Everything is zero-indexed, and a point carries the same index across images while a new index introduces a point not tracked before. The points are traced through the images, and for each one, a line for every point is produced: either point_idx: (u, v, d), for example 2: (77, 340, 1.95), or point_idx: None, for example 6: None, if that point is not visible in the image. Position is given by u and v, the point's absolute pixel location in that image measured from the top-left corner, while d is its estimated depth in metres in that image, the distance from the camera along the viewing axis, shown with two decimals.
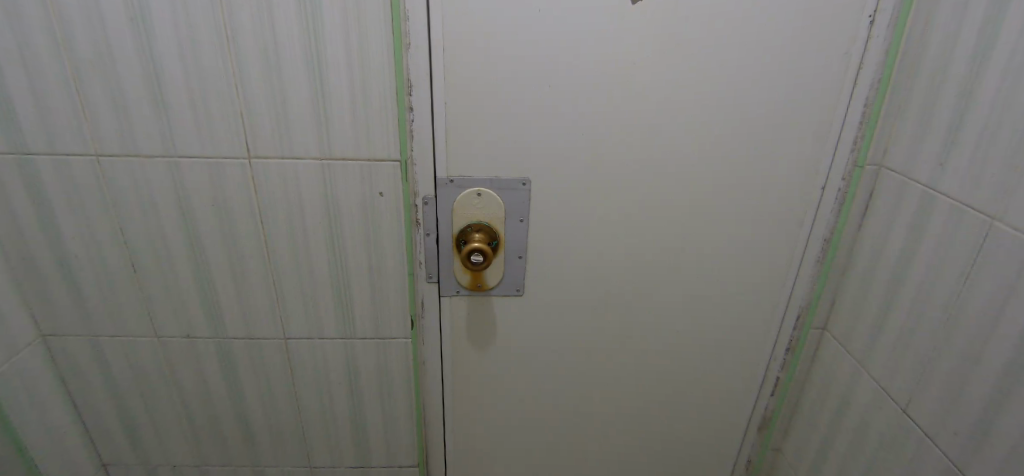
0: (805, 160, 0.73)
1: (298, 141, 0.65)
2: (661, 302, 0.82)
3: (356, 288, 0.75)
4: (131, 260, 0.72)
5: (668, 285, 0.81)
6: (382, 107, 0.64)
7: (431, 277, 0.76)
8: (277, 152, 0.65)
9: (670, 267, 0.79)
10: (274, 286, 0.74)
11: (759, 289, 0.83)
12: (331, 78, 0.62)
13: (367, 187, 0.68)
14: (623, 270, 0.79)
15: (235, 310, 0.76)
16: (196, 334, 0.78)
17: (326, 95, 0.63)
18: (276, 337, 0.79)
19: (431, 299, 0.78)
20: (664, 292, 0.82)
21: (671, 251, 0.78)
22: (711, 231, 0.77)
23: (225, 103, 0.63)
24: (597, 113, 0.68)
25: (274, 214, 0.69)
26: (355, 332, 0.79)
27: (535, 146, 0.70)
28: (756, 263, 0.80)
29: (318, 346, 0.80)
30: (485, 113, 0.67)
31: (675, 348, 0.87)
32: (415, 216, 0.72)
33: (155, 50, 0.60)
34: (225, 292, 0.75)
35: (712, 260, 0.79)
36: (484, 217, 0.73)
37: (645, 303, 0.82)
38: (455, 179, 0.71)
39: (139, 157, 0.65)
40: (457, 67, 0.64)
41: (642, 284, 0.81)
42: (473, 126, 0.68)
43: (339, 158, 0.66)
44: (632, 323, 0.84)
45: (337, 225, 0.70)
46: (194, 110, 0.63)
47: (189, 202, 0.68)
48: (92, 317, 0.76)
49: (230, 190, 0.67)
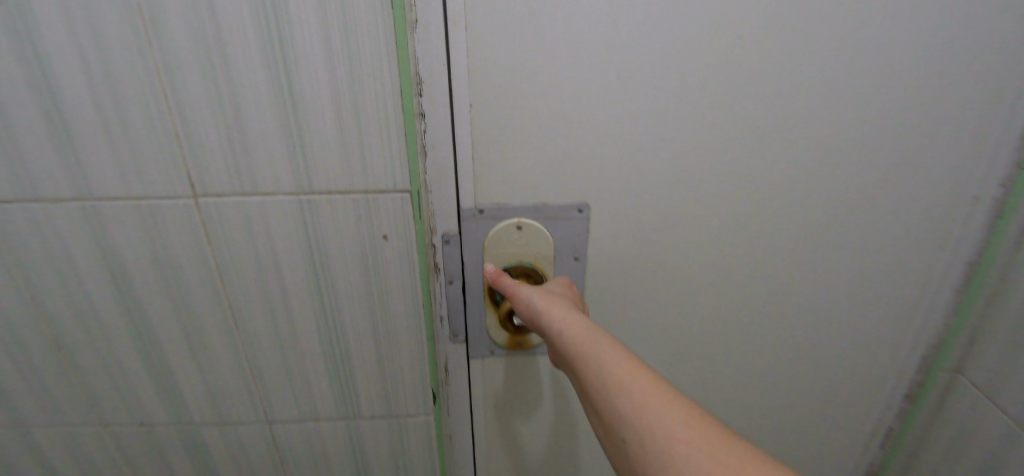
0: (961, 161, 0.54)
1: (262, 170, 0.45)
2: (764, 351, 0.62)
3: (358, 356, 0.56)
4: (54, 338, 0.54)
5: (773, 329, 0.61)
6: (381, 115, 0.44)
7: (457, 335, 0.57)
8: (233, 188, 0.46)
9: (777, 306, 0.59)
10: (248, 359, 0.55)
11: (885, 331, 0.63)
12: (303, 76, 0.43)
13: (366, 229, 0.48)
14: (711, 318, 0.59)
15: (201, 390, 0.58)
16: (152, 422, 0.60)
17: (297, 102, 0.43)
18: (257, 421, 0.60)
19: (457, 365, 0.59)
20: (768, 337, 0.61)
21: (776, 289, 0.58)
22: (829, 259, 0.57)
23: (156, 121, 0.44)
24: (683, 110, 0.49)
25: (237, 269, 0.49)
26: (359, 412, 0.59)
27: (596, 164, 0.51)
28: (882, 296, 0.61)
29: (312, 429, 0.60)
30: (527, 122, 0.48)
31: (779, 406, 0.67)
32: (432, 261, 0.52)
33: (49, 51, 0.42)
34: (184, 370, 0.56)
35: (827, 297, 0.60)
36: (527, 257, 0.54)
37: (743, 354, 0.62)
38: (486, 209, 0.52)
39: (41, 202, 0.46)
40: (487, 59, 0.46)
41: (739, 330, 0.60)
42: (511, 142, 0.49)
43: (323, 192, 0.46)
44: (724, 379, 0.64)
45: (325, 281, 0.50)
46: (112, 133, 0.44)
47: (121, 260, 0.49)
48: (15, 408, 0.58)
49: (174, 240, 0.48)
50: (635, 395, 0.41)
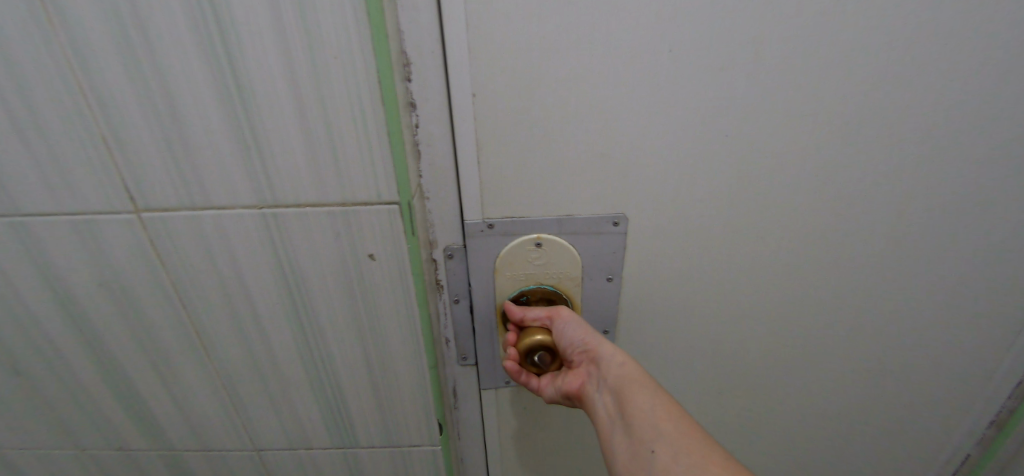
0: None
1: (215, 180, 0.36)
2: (837, 379, 0.51)
3: (350, 387, 0.47)
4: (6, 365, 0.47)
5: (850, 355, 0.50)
6: (356, 109, 0.34)
7: (466, 360, 0.48)
8: (182, 201, 0.37)
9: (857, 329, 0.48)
10: (225, 388, 0.48)
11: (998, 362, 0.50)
12: (254, 62, 0.33)
13: (348, 248, 0.38)
14: (769, 346, 0.49)
15: (178, 418, 0.51)
16: (131, 448, 0.54)
17: (248, 94, 0.34)
18: (243, 450, 0.53)
19: (466, 391, 0.50)
20: (845, 365, 0.50)
21: (857, 312, 0.47)
22: (930, 275, 0.46)
23: (75, 119, 0.35)
24: (748, 89, 0.38)
25: (201, 291, 0.41)
26: (357, 443, 0.51)
27: (633, 169, 0.40)
28: (997, 321, 0.48)
29: (305, 458, 0.53)
30: (547, 119, 0.38)
31: (853, 440, 0.56)
32: (433, 277, 0.43)
33: None
34: (157, 399, 0.49)
35: (924, 318, 0.48)
36: (549, 279, 0.45)
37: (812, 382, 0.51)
38: (496, 223, 0.42)
39: None
40: (493, 26, 0.35)
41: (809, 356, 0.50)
42: (527, 148, 0.39)
43: (292, 206, 0.37)
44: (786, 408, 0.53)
45: (305, 306, 0.42)
46: (26, 137, 0.35)
47: (66, 283, 0.41)
48: None
49: (121, 261, 0.40)
50: (676, 437, 0.36)
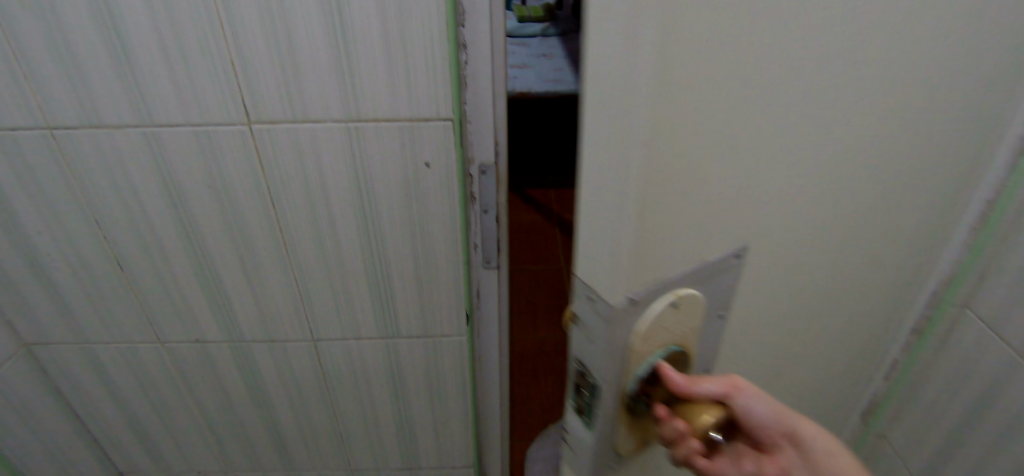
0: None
1: (314, 99, 0.47)
2: None
3: (398, 281, 0.59)
4: (116, 259, 0.57)
5: None
6: (428, 45, 0.45)
7: (489, 262, 0.59)
8: (286, 114, 0.48)
9: None
10: (295, 281, 0.59)
11: None
12: (354, 5, 0.43)
13: (410, 155, 0.50)
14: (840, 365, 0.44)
15: (251, 309, 0.62)
16: (206, 338, 0.65)
17: (347, 30, 0.44)
18: (302, 340, 0.65)
19: (488, 290, 0.62)
20: None
21: (893, 328, 0.47)
22: None
23: (209, 49, 0.45)
24: None
25: (289, 192, 0.52)
26: (398, 332, 0.63)
27: (794, 172, 0.26)
28: None
29: (353, 347, 0.65)
30: (690, 85, 0.21)
31: None
32: (470, 189, 0.54)
33: None
34: (236, 291, 0.60)
35: None
36: (680, 337, 0.26)
37: None
38: (635, 293, 0.23)
39: (102, 127, 0.49)
40: None
41: None
42: (657, 136, 0.21)
43: (370, 119, 0.48)
44: None
45: (371, 207, 0.53)
46: (168, 61, 0.45)
47: (180, 186, 0.52)
48: (81, 323, 0.63)
49: (229, 166, 0.51)
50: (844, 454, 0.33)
